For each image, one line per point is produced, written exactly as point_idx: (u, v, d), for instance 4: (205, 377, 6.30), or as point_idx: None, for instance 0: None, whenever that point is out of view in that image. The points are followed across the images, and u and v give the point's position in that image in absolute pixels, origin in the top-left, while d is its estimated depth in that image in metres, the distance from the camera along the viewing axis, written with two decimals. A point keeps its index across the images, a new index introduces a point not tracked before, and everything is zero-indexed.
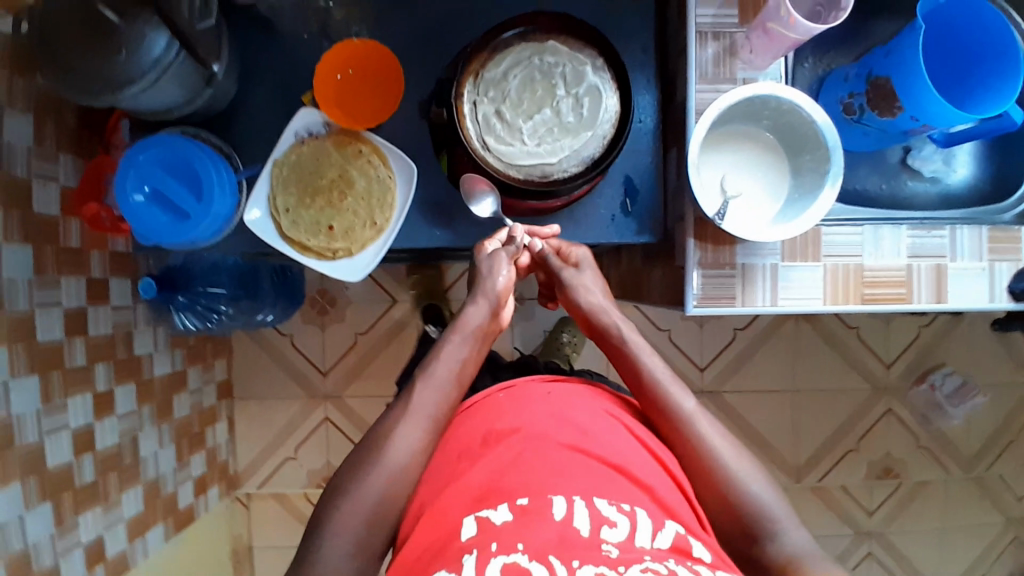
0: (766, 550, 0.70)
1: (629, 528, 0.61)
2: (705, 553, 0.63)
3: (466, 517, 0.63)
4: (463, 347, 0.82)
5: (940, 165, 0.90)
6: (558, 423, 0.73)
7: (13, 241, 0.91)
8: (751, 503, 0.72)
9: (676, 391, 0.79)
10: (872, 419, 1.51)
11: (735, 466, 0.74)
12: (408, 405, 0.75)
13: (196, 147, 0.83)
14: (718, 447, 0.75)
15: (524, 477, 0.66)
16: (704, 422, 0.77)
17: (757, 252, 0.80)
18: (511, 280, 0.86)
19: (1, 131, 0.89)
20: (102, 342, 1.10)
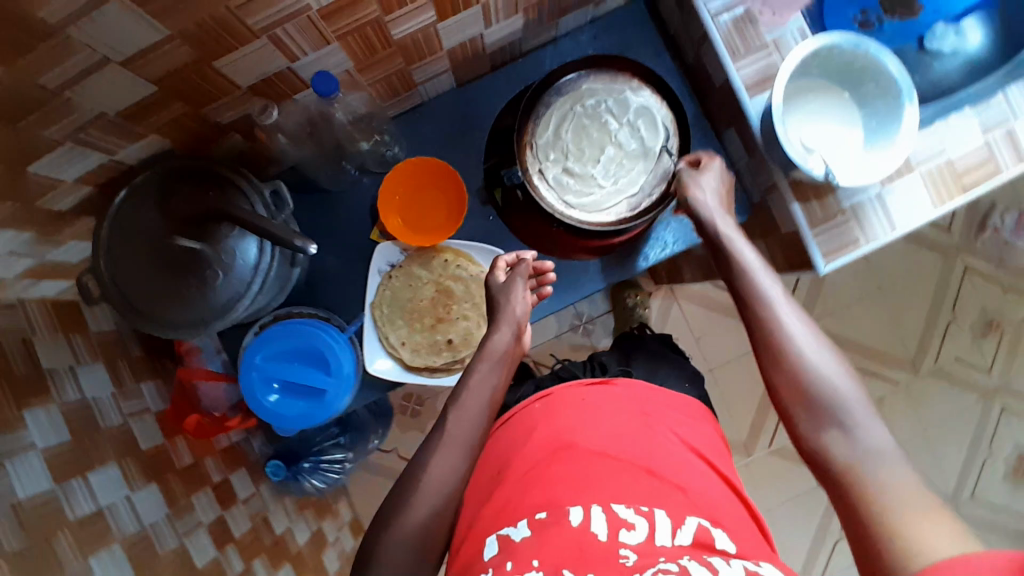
0: (827, 439, 0.62)
1: (648, 530, 0.60)
2: (729, 544, 0.61)
3: (490, 536, 0.63)
4: (492, 375, 0.75)
5: (955, 39, 0.89)
6: (601, 432, 0.71)
7: (138, 487, 0.86)
8: (832, 395, 0.63)
9: (762, 278, 0.71)
10: (956, 285, 1.54)
11: (827, 371, 0.65)
12: (446, 434, 0.70)
13: (300, 324, 0.82)
14: (799, 344, 0.66)
15: (550, 492, 0.64)
16: (787, 311, 0.69)
17: (859, 190, 0.82)
18: (529, 302, 0.81)
19: (82, 393, 0.83)
20: (248, 537, 1.06)
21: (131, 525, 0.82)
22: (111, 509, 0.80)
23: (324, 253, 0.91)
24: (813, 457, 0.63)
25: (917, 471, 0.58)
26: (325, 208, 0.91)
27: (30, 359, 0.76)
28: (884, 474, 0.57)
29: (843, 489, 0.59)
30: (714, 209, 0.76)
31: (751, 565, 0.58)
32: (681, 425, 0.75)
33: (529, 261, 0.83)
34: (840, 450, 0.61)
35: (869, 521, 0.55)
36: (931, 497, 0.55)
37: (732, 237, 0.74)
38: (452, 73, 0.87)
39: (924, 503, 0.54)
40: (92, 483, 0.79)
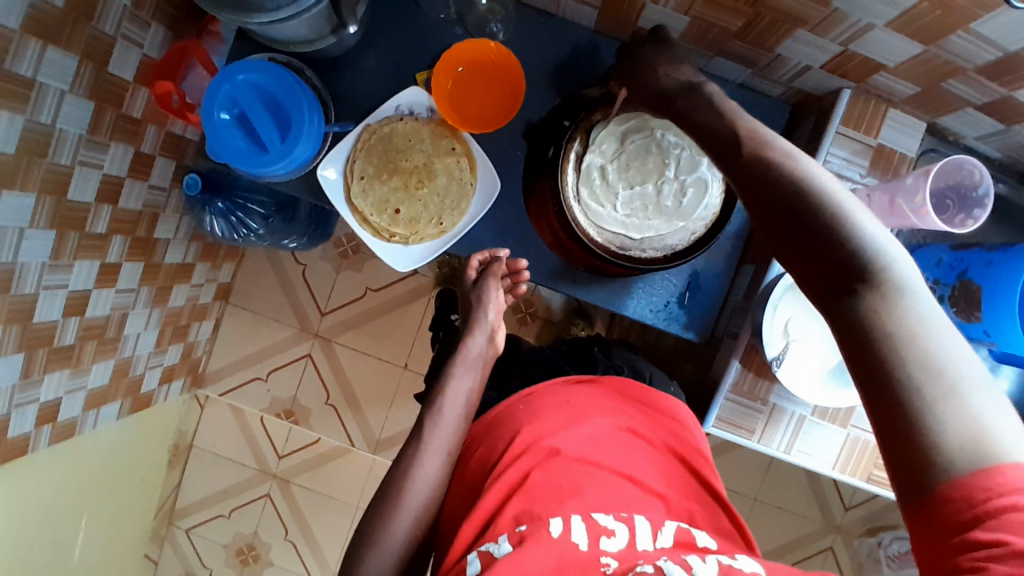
0: (839, 299, 0.47)
1: (627, 536, 0.61)
2: (709, 542, 0.64)
3: (470, 552, 0.61)
4: (466, 378, 0.79)
5: (984, 371, 0.87)
6: (579, 437, 0.71)
7: (77, 94, 0.83)
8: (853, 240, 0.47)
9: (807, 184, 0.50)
10: (812, 549, 1.51)
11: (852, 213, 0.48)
12: (425, 441, 0.73)
13: (294, 82, 0.80)
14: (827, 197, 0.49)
15: (529, 503, 0.64)
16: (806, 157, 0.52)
17: (791, 398, 0.81)
18: (501, 307, 0.85)
19: None
20: (127, 218, 1.04)
21: (45, 116, 0.79)
22: (40, 87, 0.77)
23: (372, 55, 0.89)
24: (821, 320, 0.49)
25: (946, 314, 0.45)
26: (406, 22, 0.88)
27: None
28: (893, 304, 0.45)
29: (863, 359, 0.46)
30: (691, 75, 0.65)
31: (726, 559, 0.60)
32: (650, 427, 0.76)
33: (501, 265, 0.86)
34: (856, 313, 0.46)
35: (897, 392, 0.44)
36: (967, 349, 0.44)
37: (726, 101, 0.59)
38: (596, 14, 0.84)
39: (971, 374, 0.43)
40: (44, 55, 0.76)
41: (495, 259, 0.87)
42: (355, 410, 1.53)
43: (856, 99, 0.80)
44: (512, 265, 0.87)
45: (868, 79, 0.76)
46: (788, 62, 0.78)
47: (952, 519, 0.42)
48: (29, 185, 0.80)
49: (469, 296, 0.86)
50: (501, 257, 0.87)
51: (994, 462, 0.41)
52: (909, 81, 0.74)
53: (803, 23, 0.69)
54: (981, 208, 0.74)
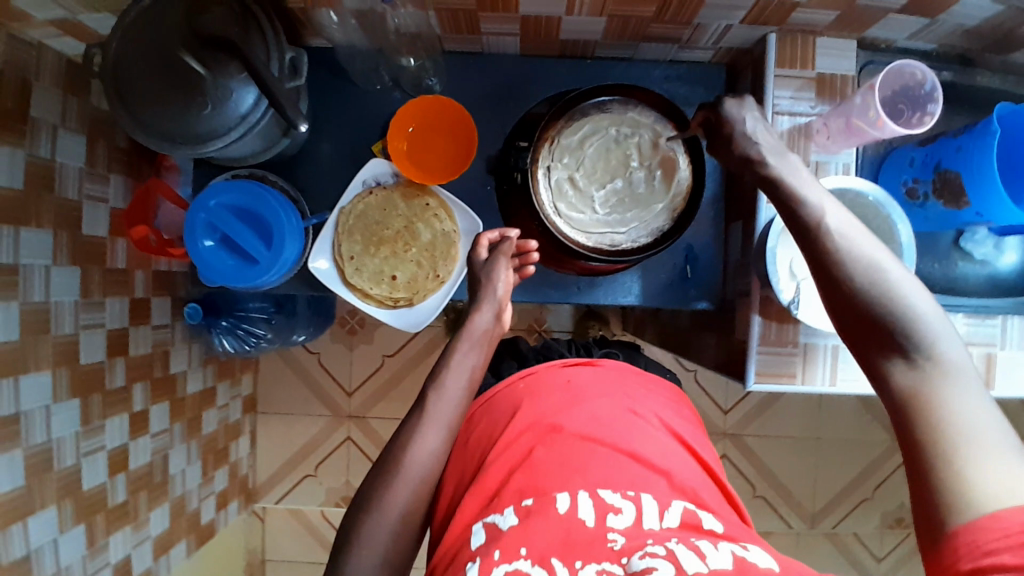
0: (893, 370, 0.56)
1: (635, 514, 0.61)
2: (716, 525, 0.62)
3: (475, 523, 0.64)
4: (472, 356, 0.78)
5: (991, 250, 0.89)
6: (584, 415, 0.71)
7: (62, 264, 0.87)
8: (908, 320, 0.57)
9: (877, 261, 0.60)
10: (888, 469, 1.51)
11: (906, 298, 0.57)
12: (427, 412, 0.72)
13: (264, 191, 0.83)
14: (890, 275, 0.59)
15: (535, 477, 0.65)
16: (860, 241, 0.61)
17: (819, 332, 0.82)
18: (510, 284, 0.83)
19: (53, 153, 0.85)
20: (141, 362, 1.06)
21: (37, 294, 0.83)
22: (25, 269, 0.81)
23: (323, 143, 0.92)
24: (874, 385, 0.58)
25: (983, 389, 0.54)
26: (347, 103, 0.91)
27: (21, 96, 0.80)
28: (934, 371, 0.54)
29: (903, 421, 0.55)
30: (763, 132, 0.70)
31: (738, 549, 0.57)
32: (651, 403, 0.76)
33: (512, 241, 0.84)
34: (908, 381, 0.55)
35: (927, 437, 0.52)
36: (996, 416, 0.52)
37: (804, 176, 0.67)
38: (518, 40, 0.87)
39: (996, 432, 0.51)
40: (20, 237, 0.80)
41: (503, 237, 0.85)
42: None
43: (785, 39, 0.83)
44: (524, 244, 0.85)
45: (787, 20, 0.79)
46: (709, 27, 0.81)
47: (972, 541, 0.47)
48: (43, 364, 0.85)
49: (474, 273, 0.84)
50: (507, 230, 0.85)
51: (1004, 495, 0.48)
52: (827, 9, 0.76)
53: None
54: (933, 101, 0.76)
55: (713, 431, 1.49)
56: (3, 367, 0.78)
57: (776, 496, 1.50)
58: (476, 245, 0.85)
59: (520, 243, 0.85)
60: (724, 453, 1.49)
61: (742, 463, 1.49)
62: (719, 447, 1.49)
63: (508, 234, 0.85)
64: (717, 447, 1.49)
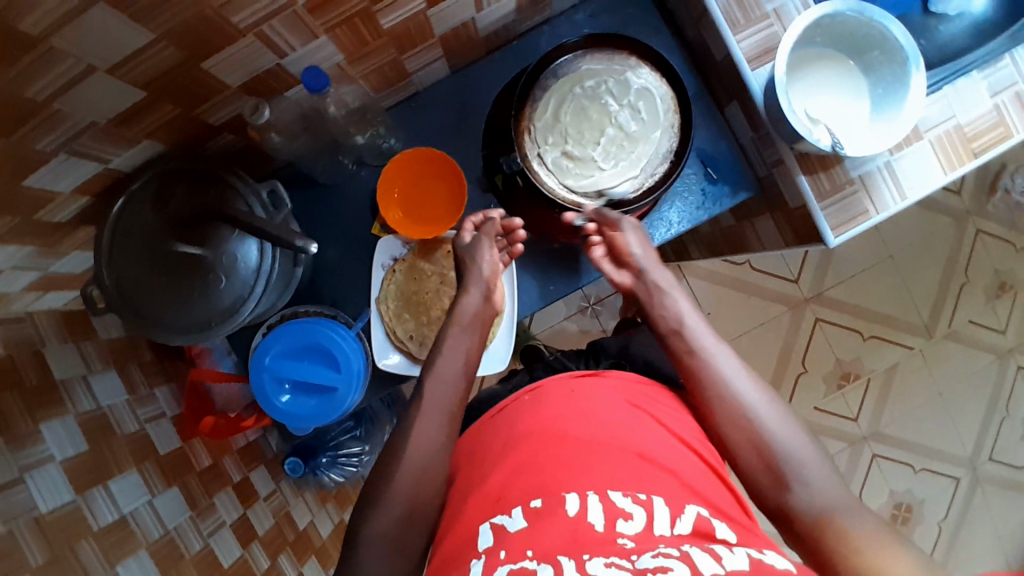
0: (789, 499, 0.63)
1: (647, 519, 0.54)
2: (730, 534, 0.55)
3: (481, 524, 0.57)
4: (465, 339, 0.79)
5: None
6: (579, 416, 0.65)
7: (159, 491, 0.86)
8: (781, 449, 0.65)
9: (757, 401, 0.68)
10: (968, 247, 1.49)
11: (784, 437, 0.66)
12: (424, 402, 0.72)
13: (308, 322, 0.82)
14: (756, 405, 0.68)
15: (542, 476, 0.59)
16: (729, 366, 0.71)
17: (866, 159, 0.80)
18: (495, 262, 0.84)
19: (96, 402, 0.83)
20: (272, 535, 1.05)
21: (155, 530, 0.82)
22: (133, 514, 0.80)
23: (325, 253, 0.91)
24: (772, 503, 0.64)
25: (866, 507, 0.61)
26: (326, 205, 0.90)
27: (42, 371, 0.76)
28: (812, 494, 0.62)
29: (820, 547, 0.59)
30: (649, 260, 0.82)
31: (754, 553, 0.52)
32: (658, 403, 0.70)
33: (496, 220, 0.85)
34: (814, 510, 0.61)
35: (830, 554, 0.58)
36: (875, 529, 0.58)
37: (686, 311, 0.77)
38: (445, 60, 0.85)
39: (874, 545, 0.57)
40: (113, 490, 0.79)
41: (488, 218, 0.86)
42: None
43: None
44: (509, 222, 0.85)
45: None
46: None
47: None
48: None
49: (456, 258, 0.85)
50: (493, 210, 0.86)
51: None
52: None
53: None
54: None
55: (795, 303, 1.46)
56: None
57: (883, 326, 1.48)
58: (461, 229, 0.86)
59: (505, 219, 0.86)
60: (815, 317, 1.47)
61: (836, 318, 1.47)
62: (809, 314, 1.46)
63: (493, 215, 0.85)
64: (806, 315, 1.47)
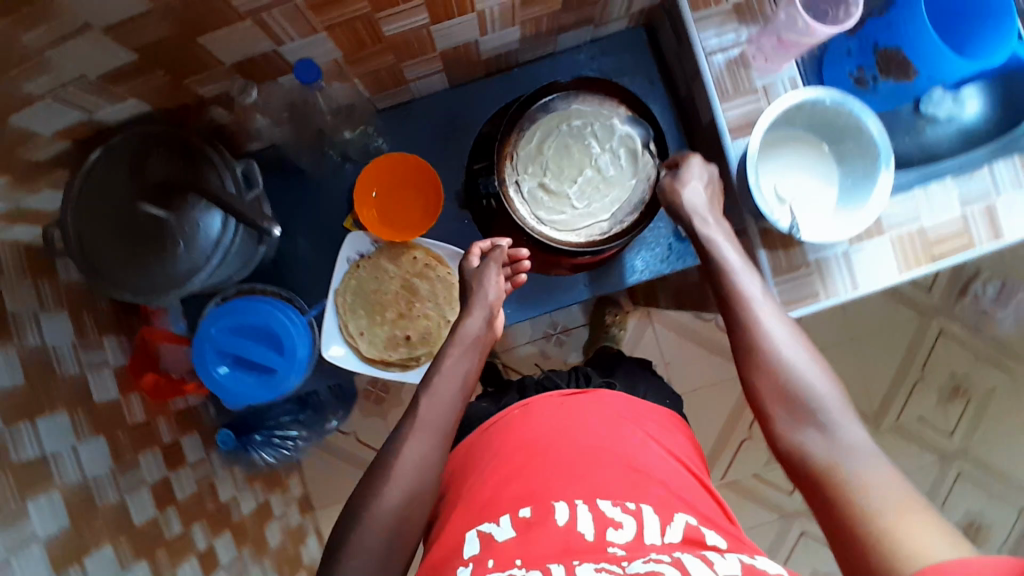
0: (807, 441, 0.62)
1: (636, 528, 0.61)
2: (719, 540, 0.62)
3: (468, 532, 0.63)
4: (464, 361, 0.77)
5: (952, 105, 0.86)
6: (577, 428, 0.72)
7: (86, 438, 0.85)
8: (806, 390, 0.64)
9: (790, 346, 0.67)
10: (928, 344, 1.52)
11: (812, 379, 0.65)
12: (417, 419, 0.72)
13: (260, 301, 0.83)
14: (788, 349, 0.67)
15: (532, 486, 0.65)
16: (767, 318, 0.69)
17: (825, 246, 0.83)
18: (501, 290, 0.82)
19: (41, 337, 0.83)
20: (191, 502, 1.05)
21: (74, 475, 0.82)
22: (54, 456, 0.80)
23: (294, 236, 0.92)
24: (784, 447, 0.64)
25: (886, 458, 0.58)
26: (304, 191, 0.92)
27: None
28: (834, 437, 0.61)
29: (826, 493, 0.59)
30: (706, 213, 0.76)
31: (746, 557, 0.59)
32: (654, 426, 0.76)
33: (502, 249, 0.83)
34: (824, 456, 0.60)
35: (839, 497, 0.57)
36: (900, 477, 0.56)
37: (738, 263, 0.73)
38: (444, 75, 0.87)
39: (895, 488, 0.55)
40: (39, 430, 0.78)
41: (494, 245, 0.85)
42: None
43: None
44: (516, 252, 0.84)
45: None
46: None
47: None
48: (101, 538, 0.83)
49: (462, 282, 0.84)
50: (496, 238, 0.85)
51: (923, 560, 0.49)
52: None
53: None
54: None
55: None
56: (66, 554, 0.77)
57: None
58: (468, 256, 0.84)
59: (511, 248, 0.85)
60: None
61: None
62: None
63: (499, 242, 0.84)
64: None
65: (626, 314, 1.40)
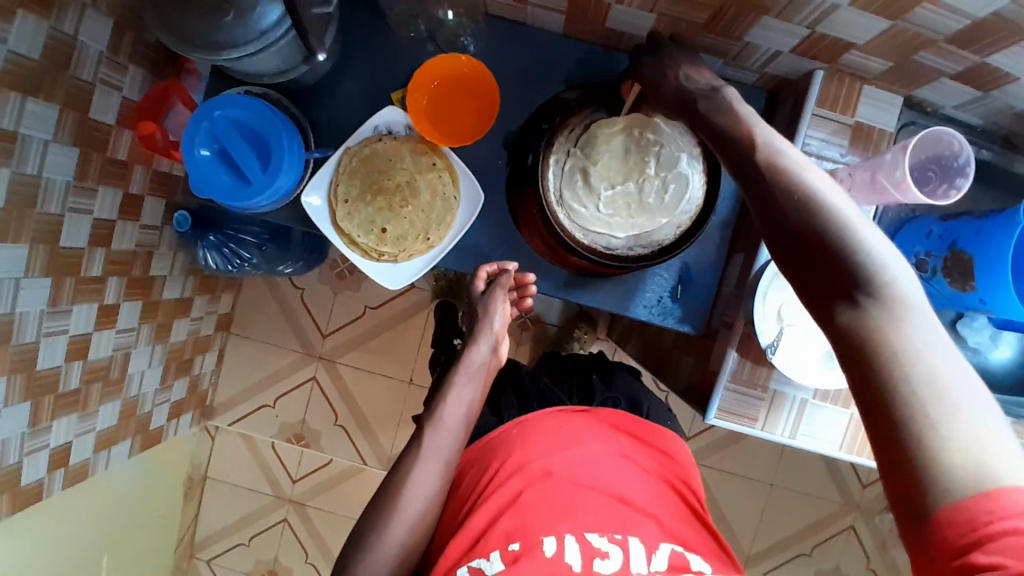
0: (839, 310, 0.50)
1: (622, 558, 0.64)
2: (705, 566, 0.67)
3: (461, 568, 0.66)
4: (470, 387, 0.78)
5: (985, 339, 0.87)
6: (576, 459, 0.74)
7: (62, 142, 0.84)
8: (848, 252, 0.49)
9: (829, 209, 0.51)
10: (833, 532, 1.51)
11: (857, 237, 0.50)
12: (421, 449, 0.73)
13: (273, 114, 0.81)
14: (831, 205, 0.51)
15: (521, 519, 0.67)
16: (808, 177, 0.54)
17: (791, 383, 0.81)
18: (506, 318, 0.84)
19: (76, 31, 0.82)
20: (121, 257, 1.04)
21: (32, 167, 0.80)
22: (25, 138, 0.78)
23: (346, 81, 0.90)
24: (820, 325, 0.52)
25: (941, 323, 0.48)
26: (379, 45, 0.89)
27: None
28: (877, 306, 0.48)
29: (858, 364, 0.48)
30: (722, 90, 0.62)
31: None
32: (642, 454, 0.79)
33: (508, 278, 0.85)
34: (853, 322, 0.48)
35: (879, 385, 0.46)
36: (962, 362, 0.46)
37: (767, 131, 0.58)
38: (564, 19, 0.84)
39: (957, 372, 0.45)
40: (25, 107, 0.76)
41: (504, 271, 0.86)
42: (365, 429, 1.54)
43: (831, 78, 0.80)
44: (521, 278, 0.87)
45: (838, 59, 0.76)
46: (759, 49, 0.78)
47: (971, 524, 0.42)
48: (23, 237, 0.81)
49: (473, 305, 0.85)
50: (506, 265, 0.86)
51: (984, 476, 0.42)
52: (880, 56, 0.73)
53: (768, 9, 0.68)
54: (964, 176, 0.74)
55: None
56: None
57: None
58: (475, 281, 0.86)
59: (517, 278, 0.87)
60: None
61: None
62: None
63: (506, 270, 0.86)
64: None
65: (595, 337, 1.38)
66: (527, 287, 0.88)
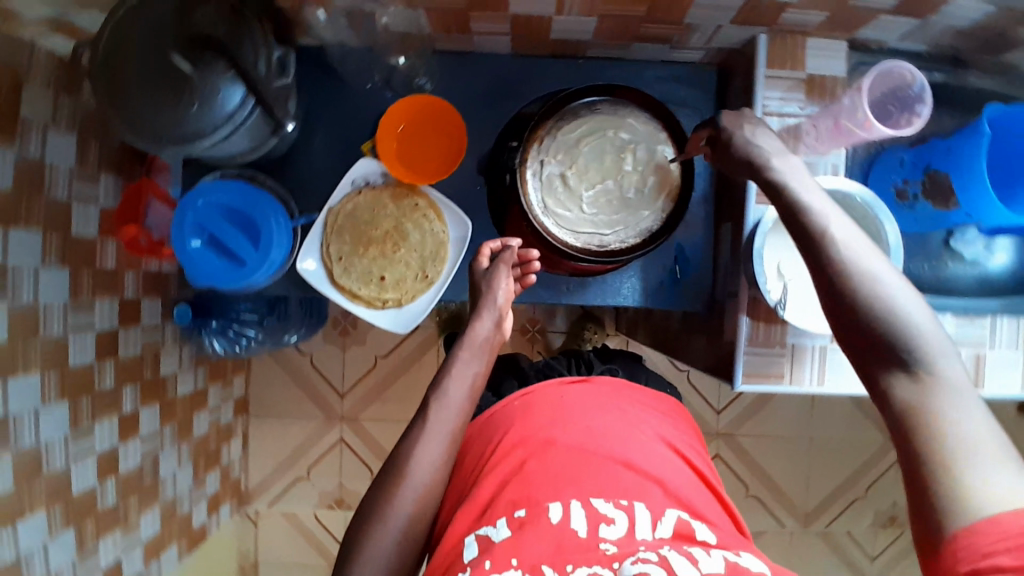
0: (892, 382, 0.56)
1: (628, 525, 0.63)
2: (710, 536, 0.64)
3: (469, 535, 0.65)
4: (474, 364, 0.78)
5: (981, 249, 0.89)
6: (582, 429, 0.73)
7: (51, 265, 0.85)
8: (903, 330, 0.56)
9: (886, 292, 0.58)
10: (882, 469, 1.51)
11: (910, 317, 0.57)
12: (427, 424, 0.72)
13: (255, 192, 0.83)
14: (889, 288, 0.58)
15: (525, 489, 0.66)
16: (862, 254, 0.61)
17: (807, 333, 0.82)
18: (509, 292, 0.84)
19: (42, 153, 0.83)
20: (130, 364, 1.04)
21: (26, 295, 0.81)
22: (14, 269, 0.79)
23: (313, 145, 0.92)
24: (873, 393, 0.58)
25: (976, 395, 0.54)
26: (338, 104, 0.92)
27: (14, 95, 0.78)
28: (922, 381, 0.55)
29: (901, 425, 0.55)
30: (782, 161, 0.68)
31: (731, 556, 0.62)
32: (652, 420, 0.78)
33: (513, 250, 0.85)
34: (906, 394, 0.55)
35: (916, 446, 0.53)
36: (992, 427, 0.52)
37: (819, 203, 0.64)
38: (510, 40, 0.87)
39: (985, 434, 0.51)
40: (8, 237, 0.78)
41: (506, 244, 0.86)
42: None
43: (773, 39, 0.83)
44: (524, 252, 0.86)
45: (777, 20, 0.79)
46: (700, 27, 0.81)
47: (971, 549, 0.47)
48: (32, 366, 0.82)
49: (475, 281, 0.85)
50: (507, 239, 0.87)
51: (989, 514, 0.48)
52: (815, 9, 0.76)
53: None
54: (922, 102, 0.76)
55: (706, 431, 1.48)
56: None
57: (769, 496, 1.49)
58: (479, 256, 0.86)
59: (522, 251, 0.86)
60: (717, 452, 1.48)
61: (735, 463, 1.49)
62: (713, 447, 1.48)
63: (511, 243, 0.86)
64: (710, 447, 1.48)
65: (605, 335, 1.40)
66: (530, 265, 0.87)
